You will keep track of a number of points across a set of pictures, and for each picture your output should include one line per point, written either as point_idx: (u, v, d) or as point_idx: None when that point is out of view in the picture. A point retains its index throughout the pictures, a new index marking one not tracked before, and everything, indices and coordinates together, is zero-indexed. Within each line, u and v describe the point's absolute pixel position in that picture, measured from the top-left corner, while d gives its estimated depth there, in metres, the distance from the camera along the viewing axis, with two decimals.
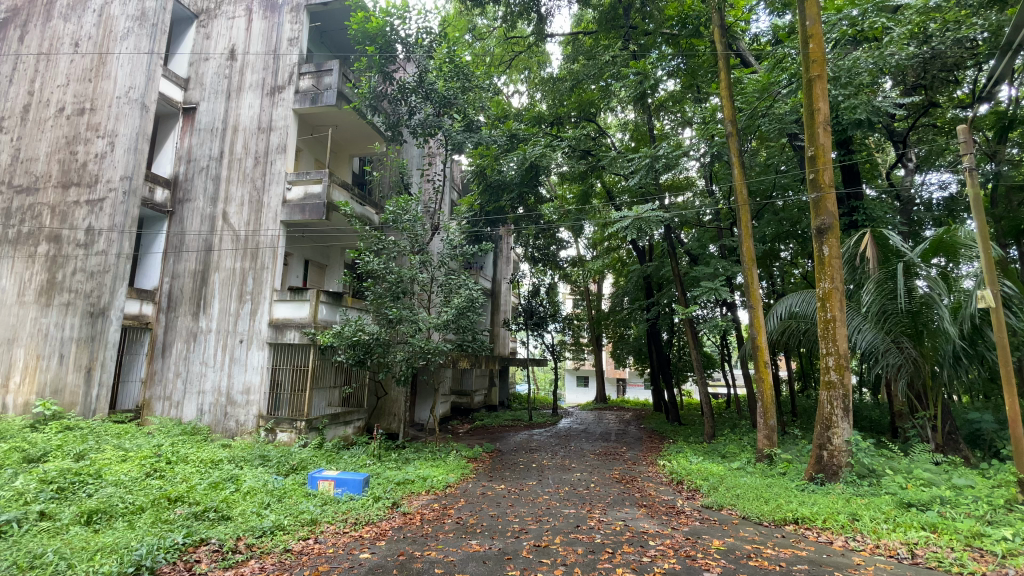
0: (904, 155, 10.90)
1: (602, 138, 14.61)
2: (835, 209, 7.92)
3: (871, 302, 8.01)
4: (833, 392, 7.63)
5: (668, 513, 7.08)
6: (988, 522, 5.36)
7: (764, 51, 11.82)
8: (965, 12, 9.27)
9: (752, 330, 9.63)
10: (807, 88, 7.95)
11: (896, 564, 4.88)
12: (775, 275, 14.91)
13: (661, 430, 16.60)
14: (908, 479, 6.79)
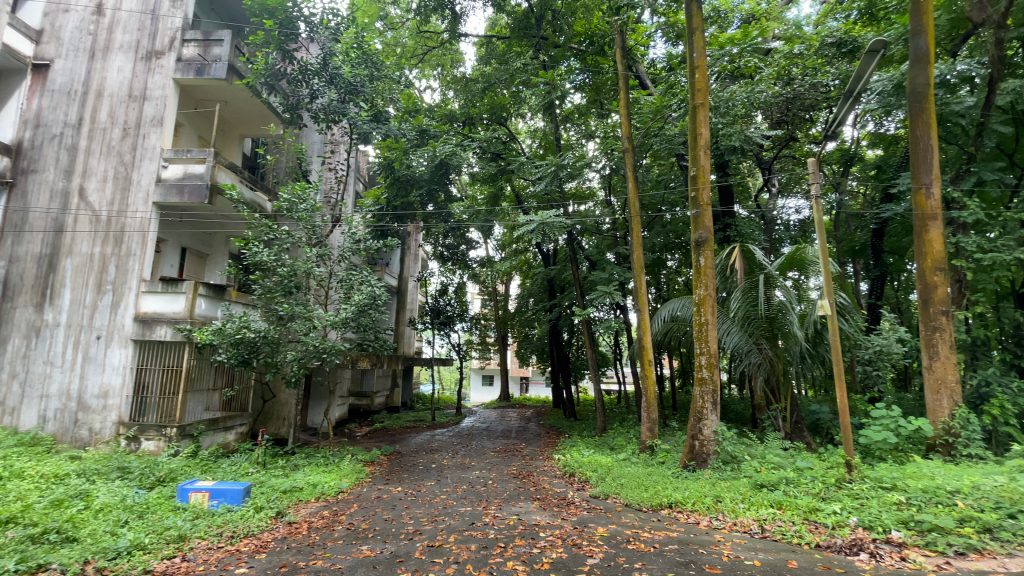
0: (770, 181, 12.48)
1: (513, 143, 14.96)
2: (712, 224, 8.82)
3: (739, 307, 9.05)
4: (704, 387, 8.50)
5: (560, 504, 7.41)
6: (822, 497, 6.28)
7: (658, 76, 12.94)
8: (822, 60, 10.83)
9: (639, 331, 10.42)
10: (692, 113, 8.78)
11: (748, 538, 5.57)
12: (662, 282, 16.27)
13: (559, 426, 17.34)
14: (762, 464, 7.76)
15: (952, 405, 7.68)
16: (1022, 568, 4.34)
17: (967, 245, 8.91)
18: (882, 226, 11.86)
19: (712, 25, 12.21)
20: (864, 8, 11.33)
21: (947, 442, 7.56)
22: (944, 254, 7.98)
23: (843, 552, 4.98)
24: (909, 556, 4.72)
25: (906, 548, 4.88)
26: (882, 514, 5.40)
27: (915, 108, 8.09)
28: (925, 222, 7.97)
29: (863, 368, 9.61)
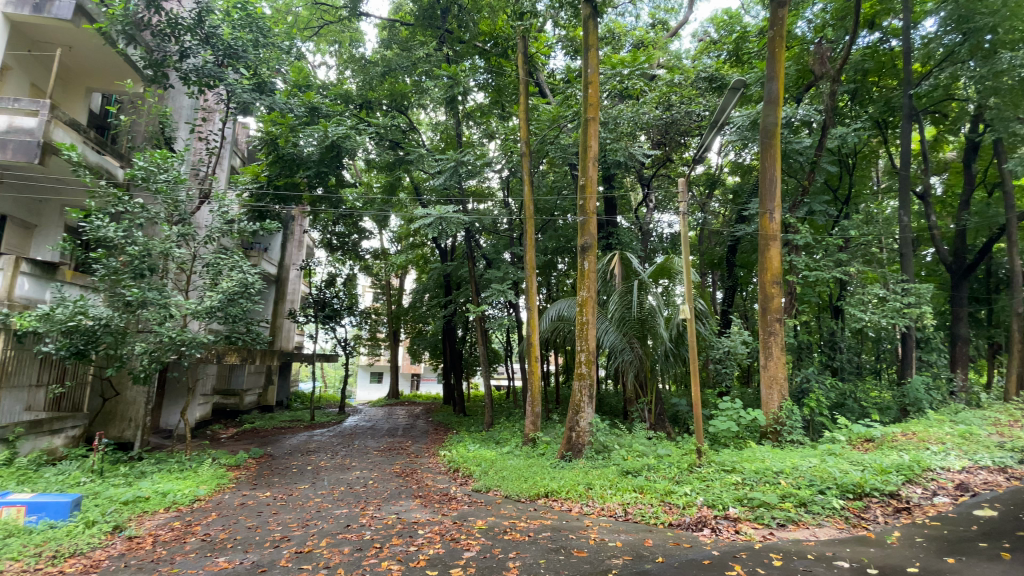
0: (649, 196, 13.69)
1: (413, 133, 14.62)
2: (596, 232, 9.42)
3: (616, 309, 9.81)
4: (583, 382, 9.08)
5: (441, 500, 7.41)
6: (676, 480, 7.02)
7: (556, 86, 13.54)
8: (696, 92, 12.21)
9: (527, 329, 10.82)
10: (584, 126, 9.31)
11: (613, 522, 6.05)
12: (552, 283, 17.01)
13: (447, 422, 17.34)
14: (630, 452, 8.49)
15: (781, 397, 9.05)
16: (826, 535, 5.21)
17: (798, 263, 10.59)
18: (736, 243, 13.60)
19: (607, 45, 13.12)
20: (733, 51, 12.97)
21: (776, 430, 8.89)
22: (780, 269, 9.38)
23: (691, 529, 5.62)
24: (742, 529, 5.46)
25: (740, 522, 5.64)
26: (723, 494, 6.18)
27: (766, 143, 9.40)
28: (768, 242, 9.30)
29: (715, 366, 10.94)
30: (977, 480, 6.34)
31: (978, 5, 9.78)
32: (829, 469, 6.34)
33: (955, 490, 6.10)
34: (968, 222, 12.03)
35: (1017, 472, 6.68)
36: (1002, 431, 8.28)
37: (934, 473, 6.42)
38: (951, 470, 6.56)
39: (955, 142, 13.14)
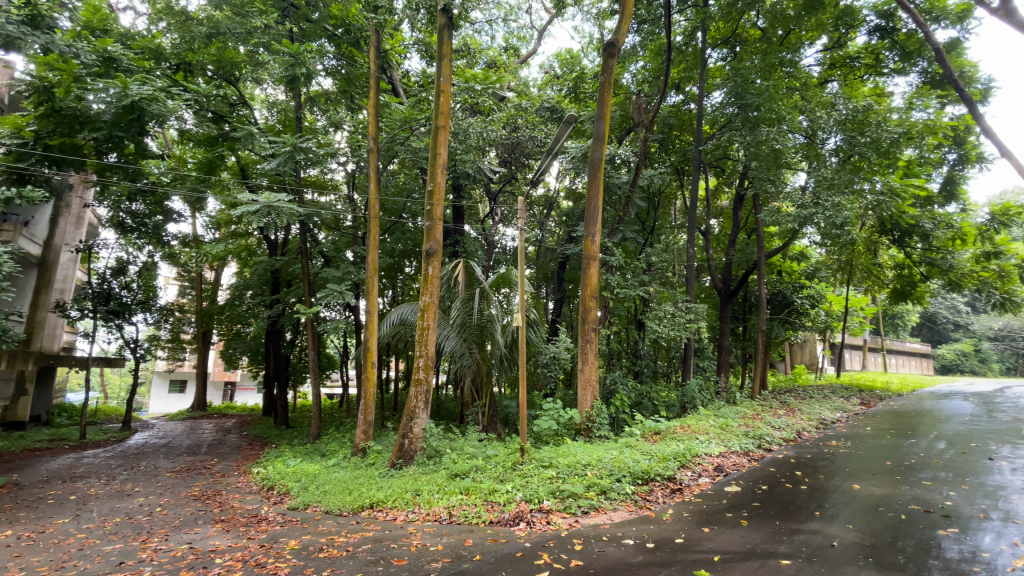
0: (495, 209, 14.32)
1: (244, 108, 13.01)
2: (441, 238, 9.49)
3: (457, 315, 10.03)
4: (419, 387, 9.08)
5: (248, 523, 6.65)
6: (499, 479, 7.41)
7: (410, 88, 13.42)
8: (539, 119, 13.41)
9: (365, 333, 10.41)
10: (434, 133, 9.36)
11: (436, 526, 6.13)
12: (396, 286, 16.58)
13: (265, 435, 15.63)
14: (460, 455, 8.74)
15: (593, 398, 10.24)
16: (618, 517, 6.01)
17: (612, 281, 12.18)
18: (567, 260, 15.06)
19: (463, 58, 13.50)
20: (573, 88, 14.35)
21: (588, 427, 10.00)
22: (598, 285, 10.61)
23: (508, 524, 5.96)
24: (552, 520, 5.98)
25: (551, 513, 6.17)
26: (539, 488, 6.71)
27: (593, 174, 10.60)
28: (590, 261, 10.45)
29: (542, 370, 11.93)
30: (728, 462, 8.00)
31: (748, 87, 12.42)
32: (625, 460, 7.37)
33: (713, 471, 7.61)
34: (734, 257, 15.17)
35: (754, 454, 8.61)
36: (748, 422, 10.59)
37: (700, 458, 7.92)
38: (712, 454, 8.15)
39: (728, 193, 16.56)
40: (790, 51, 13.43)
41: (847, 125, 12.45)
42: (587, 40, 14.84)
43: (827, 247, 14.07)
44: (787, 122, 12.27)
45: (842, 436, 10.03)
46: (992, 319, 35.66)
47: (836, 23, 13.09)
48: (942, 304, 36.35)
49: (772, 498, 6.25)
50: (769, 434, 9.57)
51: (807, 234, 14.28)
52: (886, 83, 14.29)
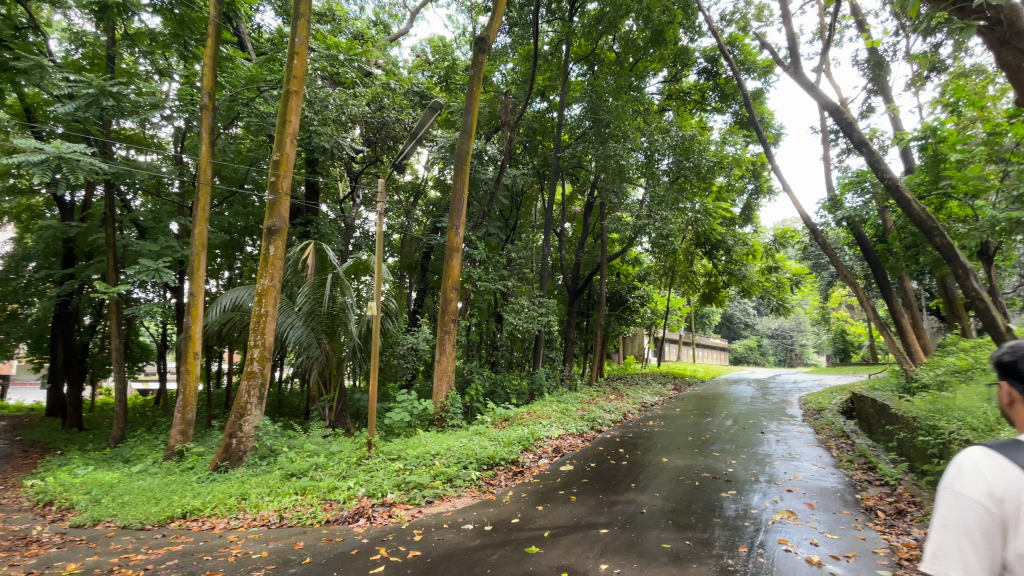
0: (355, 190, 13.51)
1: (31, 33, 10.37)
2: (287, 215, 8.63)
3: (304, 302, 9.25)
4: (252, 381, 8.21)
5: (9, 548, 5.34)
6: (341, 475, 7.04)
7: (261, 45, 12.00)
8: (406, 102, 13.11)
9: (188, 318, 9.04)
10: (284, 98, 8.48)
11: (264, 531, 5.59)
12: (235, 267, 14.73)
13: (46, 439, 12.74)
14: (298, 453, 8.10)
15: (448, 388, 10.31)
16: (461, 504, 6.12)
17: (473, 274, 12.34)
18: (429, 250, 14.91)
19: (326, 24, 12.47)
20: (443, 77, 14.25)
21: (441, 417, 10.02)
22: (459, 277, 10.66)
23: (346, 522, 5.66)
24: (394, 513, 5.84)
25: (394, 506, 6.03)
26: (383, 482, 6.52)
27: (459, 166, 10.60)
28: (452, 252, 10.45)
29: (399, 361, 11.63)
30: (565, 444, 8.72)
31: (601, 104, 13.58)
32: (473, 447, 7.58)
33: (551, 453, 8.22)
34: (583, 258, 16.56)
35: (587, 435, 9.53)
36: (585, 407, 11.69)
37: (541, 441, 8.50)
38: (551, 437, 8.81)
39: (581, 200, 17.99)
40: (637, 78, 15.07)
41: (677, 150, 14.39)
42: (460, 31, 14.78)
43: (656, 255, 16.17)
44: (631, 141, 13.75)
45: (658, 417, 11.63)
46: (769, 320, 44.70)
47: (675, 60, 15.02)
48: (738, 307, 44.32)
49: (599, 474, 6.97)
50: (601, 417, 10.69)
51: (642, 242, 16.22)
52: (709, 118, 16.81)
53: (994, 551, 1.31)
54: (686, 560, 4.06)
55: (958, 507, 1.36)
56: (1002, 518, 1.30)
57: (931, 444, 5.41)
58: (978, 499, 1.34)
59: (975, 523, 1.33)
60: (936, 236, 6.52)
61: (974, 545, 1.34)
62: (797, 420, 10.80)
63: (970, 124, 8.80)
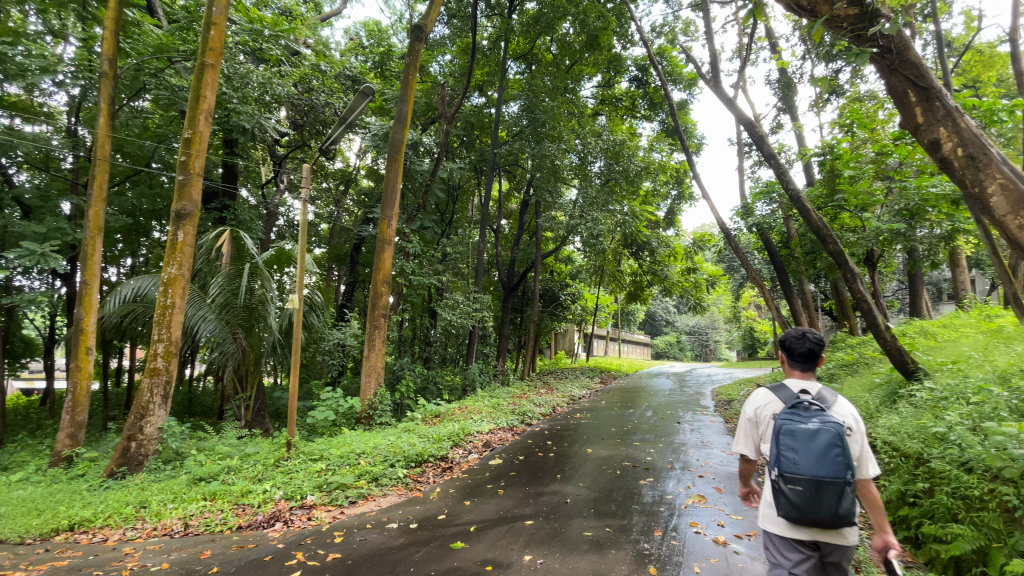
0: (280, 176, 12.74)
1: None
2: (199, 198, 7.95)
3: (218, 293, 8.59)
4: (155, 379, 7.52)
5: None
6: (257, 478, 6.61)
7: (174, 11, 10.96)
8: (338, 85, 12.49)
9: (79, 310, 8.09)
10: (199, 71, 7.80)
11: (166, 541, 5.13)
12: (139, 253, 13.40)
13: None
14: (209, 456, 7.52)
15: (376, 385, 10.00)
16: (387, 503, 5.96)
17: (405, 267, 12.06)
18: (360, 242, 14.40)
19: None
20: (378, 63, 13.78)
21: (369, 415, 9.71)
22: (390, 270, 10.37)
23: (261, 527, 5.34)
24: (314, 515, 5.58)
25: (313, 508, 5.76)
26: (303, 483, 6.22)
27: (392, 155, 10.28)
28: (383, 245, 10.14)
29: (324, 357, 11.13)
30: (495, 438, 8.78)
31: (537, 103, 13.75)
32: (401, 444, 7.43)
33: (481, 447, 8.24)
34: (517, 255, 16.73)
35: (518, 429, 9.66)
36: (516, 401, 11.83)
37: (472, 436, 8.50)
38: (482, 432, 8.83)
39: (516, 198, 18.13)
40: (573, 80, 15.42)
41: (609, 154, 14.91)
42: (397, 17, 14.36)
43: (587, 254, 16.66)
44: (565, 142, 14.04)
45: (585, 410, 12.02)
46: (688, 318, 47.65)
47: (608, 66, 15.53)
48: (661, 306, 46.83)
49: (527, 467, 7.08)
50: (531, 411, 10.88)
51: (574, 241, 16.64)
52: (639, 125, 17.55)
53: (750, 441, 2.38)
54: (605, 547, 4.22)
55: (739, 419, 2.43)
56: (756, 425, 2.38)
57: None
58: (747, 413, 2.41)
59: (743, 426, 2.41)
60: (830, 242, 7.22)
61: (745, 437, 2.42)
62: (710, 411, 11.61)
63: (861, 144, 9.85)
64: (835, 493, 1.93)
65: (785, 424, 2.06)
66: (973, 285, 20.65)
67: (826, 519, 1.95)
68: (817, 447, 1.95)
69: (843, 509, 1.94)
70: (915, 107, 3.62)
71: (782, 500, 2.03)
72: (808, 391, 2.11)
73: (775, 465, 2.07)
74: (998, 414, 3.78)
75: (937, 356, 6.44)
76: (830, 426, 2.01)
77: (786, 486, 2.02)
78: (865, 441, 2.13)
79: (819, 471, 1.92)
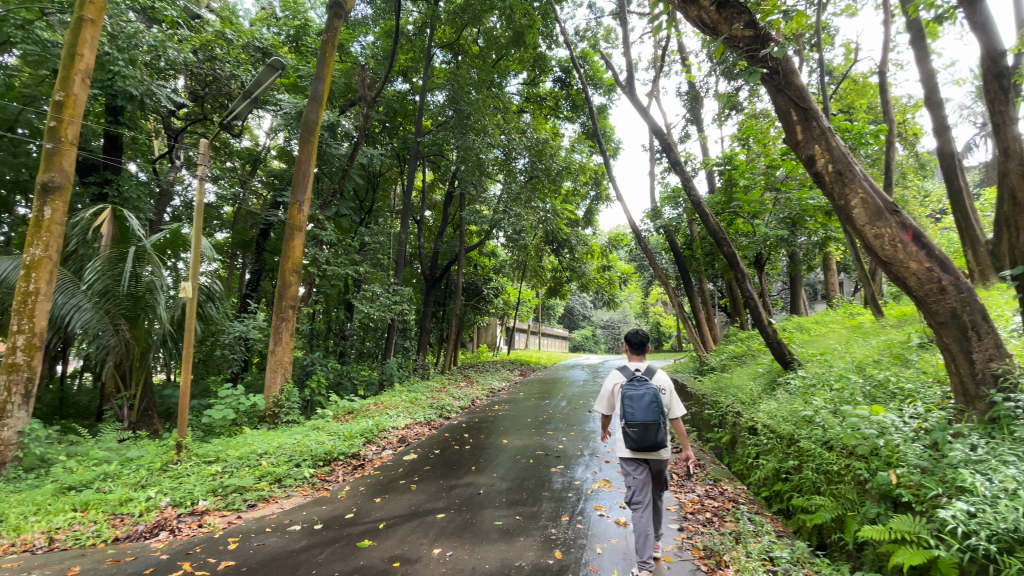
0: (175, 151, 11.56)
1: None
2: (72, 171, 6.95)
3: (96, 279, 7.61)
4: (13, 377, 6.51)
5: None
6: (140, 485, 5.94)
7: None
8: (247, 57, 11.33)
9: None
10: (75, 26, 6.80)
11: (24, 559, 4.46)
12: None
13: None
14: (80, 462, 6.65)
15: (283, 381, 9.41)
16: (290, 504, 5.63)
17: (318, 256, 11.42)
18: (268, 228, 13.44)
19: None
20: (293, 38, 12.90)
21: (274, 412, 9.10)
22: (301, 258, 9.78)
23: (142, 538, 4.81)
24: (206, 521, 5.13)
25: (206, 514, 5.29)
26: (195, 488, 5.70)
27: (305, 137, 9.66)
28: (293, 231, 9.53)
29: (223, 351, 10.26)
30: (411, 433, 8.63)
31: (462, 94, 13.62)
32: (308, 443, 7.07)
33: (396, 443, 8.06)
34: (440, 247, 16.50)
35: (435, 423, 9.57)
36: (434, 395, 11.69)
37: (386, 432, 8.28)
38: (398, 427, 8.63)
39: (441, 189, 17.87)
40: (499, 75, 15.45)
41: (532, 151, 15.13)
42: None
43: (509, 249, 16.82)
44: (490, 135, 14.02)
45: (503, 402, 12.18)
46: (604, 313, 49.82)
47: (533, 64, 15.72)
48: (579, 301, 48.55)
49: (442, 461, 7.04)
50: (450, 404, 10.82)
51: (497, 236, 16.73)
52: (562, 125, 18.00)
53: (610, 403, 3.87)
54: (515, 535, 4.32)
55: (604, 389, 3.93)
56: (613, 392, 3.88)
57: (714, 417, 6.59)
58: (608, 385, 3.90)
59: (607, 393, 3.90)
60: (725, 246, 7.92)
61: (608, 401, 3.92)
62: None
63: (755, 157, 10.85)
64: (655, 427, 3.49)
65: (627, 392, 3.61)
66: (842, 287, 23.59)
67: (651, 442, 3.50)
68: (644, 404, 3.52)
69: (660, 437, 3.51)
70: (796, 125, 4.03)
71: (627, 436, 3.54)
72: (638, 366, 3.65)
73: (623, 416, 3.59)
74: (854, 399, 4.36)
75: (809, 349, 7.29)
76: (651, 389, 3.61)
77: (629, 426, 3.56)
78: (673, 396, 3.70)
79: (645, 417, 3.50)
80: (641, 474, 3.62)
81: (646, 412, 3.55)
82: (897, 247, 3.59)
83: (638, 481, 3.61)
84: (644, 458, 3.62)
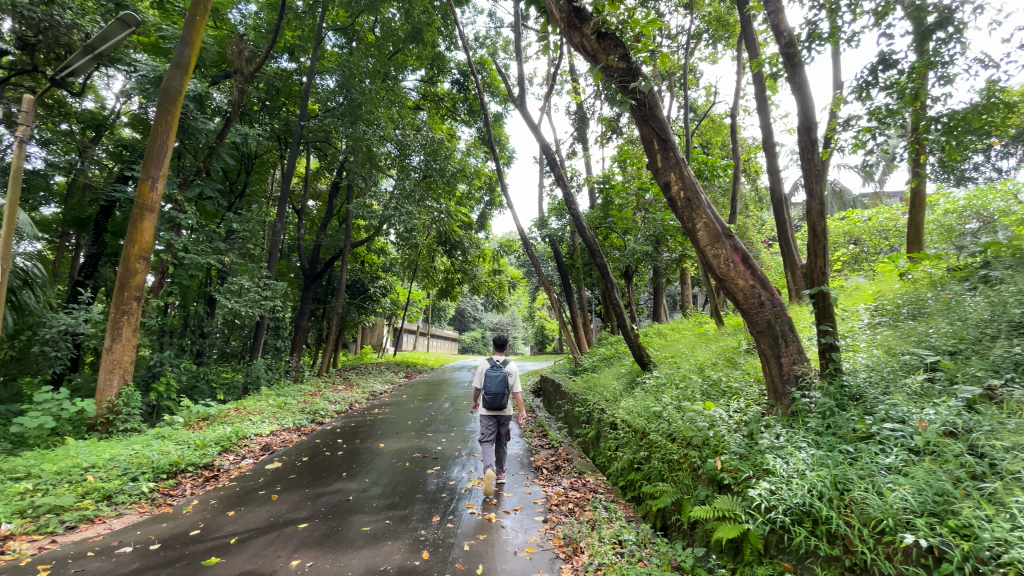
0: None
1: None
2: None
3: None
4: None
5: None
6: None
7: None
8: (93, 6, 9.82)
9: None
10: None
11: None
12: None
13: None
14: None
15: (121, 383, 8.16)
16: (123, 524, 4.89)
17: (174, 242, 10.07)
18: (113, 205, 11.63)
19: None
20: None
21: (108, 419, 7.85)
22: (152, 243, 8.56)
23: None
24: (8, 548, 4.26)
25: (10, 540, 4.40)
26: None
27: (163, 106, 8.45)
28: (143, 212, 8.31)
29: (42, 347, 8.60)
30: (277, 439, 7.99)
31: (354, 82, 13.01)
32: (150, 453, 6.22)
33: (259, 451, 7.41)
34: (323, 240, 15.53)
35: (305, 428, 8.97)
36: (307, 399, 10.95)
37: (248, 440, 7.58)
38: (261, 434, 7.95)
39: (326, 179, 16.85)
40: (396, 68, 15.02)
41: (427, 150, 14.95)
42: None
43: (399, 247, 16.42)
44: (382, 128, 13.57)
45: (384, 404, 11.81)
46: (492, 316, 50.60)
47: (431, 62, 15.55)
48: (469, 303, 48.71)
49: (309, 468, 6.61)
50: (324, 408, 10.23)
51: (386, 233, 16.21)
52: (457, 128, 18.05)
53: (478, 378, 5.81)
54: (382, 539, 4.23)
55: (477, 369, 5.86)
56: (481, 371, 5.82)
57: (583, 414, 7.07)
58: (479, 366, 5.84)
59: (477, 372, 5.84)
60: (599, 257, 8.58)
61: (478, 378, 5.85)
62: None
63: (630, 178, 11.90)
64: (501, 396, 5.48)
65: (488, 372, 5.58)
66: (696, 300, 26.71)
67: (499, 404, 5.49)
68: (495, 381, 5.50)
69: (503, 402, 5.51)
70: (657, 154, 4.53)
71: (483, 401, 5.52)
72: (498, 355, 5.58)
73: (484, 388, 5.57)
74: (693, 396, 4.98)
75: (664, 352, 8.17)
76: (504, 371, 5.61)
77: (486, 394, 5.56)
78: (517, 377, 5.70)
79: (494, 389, 5.47)
80: (492, 427, 5.56)
81: (499, 385, 5.59)
82: (729, 266, 4.18)
83: (489, 432, 5.54)
84: (494, 416, 5.58)
